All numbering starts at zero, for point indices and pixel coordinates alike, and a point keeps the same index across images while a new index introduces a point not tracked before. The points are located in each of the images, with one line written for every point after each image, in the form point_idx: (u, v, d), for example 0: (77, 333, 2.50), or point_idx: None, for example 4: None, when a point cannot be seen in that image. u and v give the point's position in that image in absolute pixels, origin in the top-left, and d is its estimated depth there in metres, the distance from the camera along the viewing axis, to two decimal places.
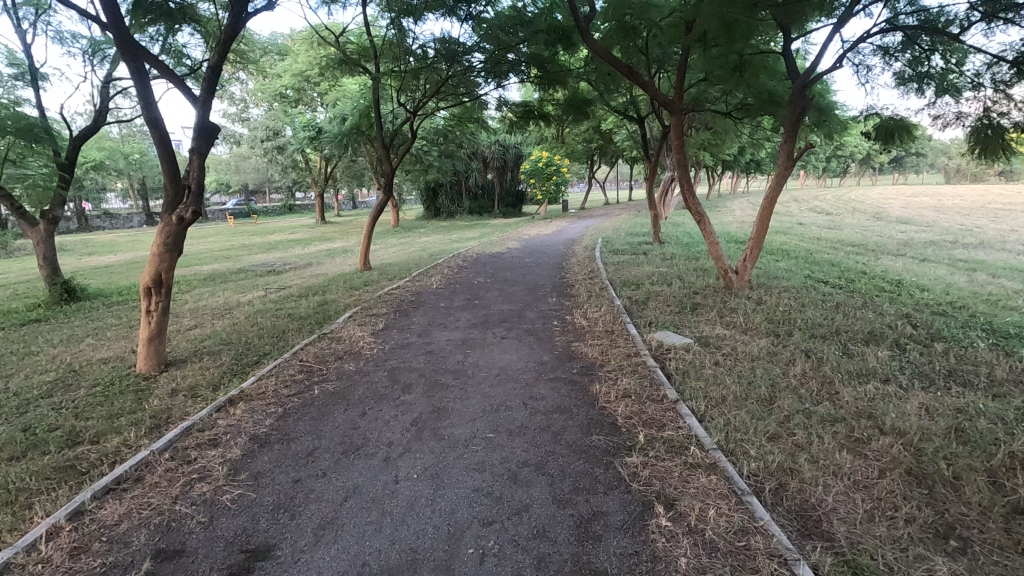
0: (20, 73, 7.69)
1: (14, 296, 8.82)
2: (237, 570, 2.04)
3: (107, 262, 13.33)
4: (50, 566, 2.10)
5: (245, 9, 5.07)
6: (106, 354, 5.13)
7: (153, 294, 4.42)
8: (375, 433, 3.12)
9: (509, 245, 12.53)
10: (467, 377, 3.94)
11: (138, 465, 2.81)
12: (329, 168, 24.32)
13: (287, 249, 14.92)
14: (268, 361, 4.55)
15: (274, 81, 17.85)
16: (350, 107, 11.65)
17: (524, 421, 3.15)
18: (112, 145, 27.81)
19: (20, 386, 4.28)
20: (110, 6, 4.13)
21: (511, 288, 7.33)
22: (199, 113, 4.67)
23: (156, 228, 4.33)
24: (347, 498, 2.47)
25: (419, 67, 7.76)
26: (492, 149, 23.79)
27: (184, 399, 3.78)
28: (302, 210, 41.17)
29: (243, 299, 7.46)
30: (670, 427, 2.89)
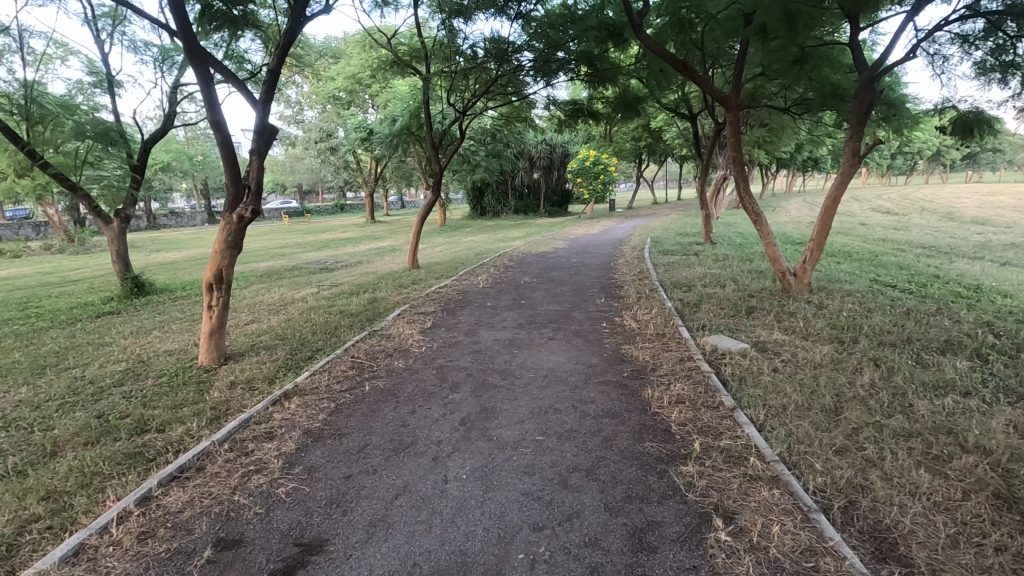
0: (98, 81, 8.20)
1: (90, 290, 9.38)
2: (292, 564, 2.07)
3: (173, 259, 14.02)
4: (120, 549, 2.20)
5: (304, 15, 5.23)
6: (171, 346, 5.40)
7: (214, 290, 4.61)
8: (425, 432, 3.13)
9: (555, 245, 12.44)
10: (516, 378, 3.91)
11: (200, 455, 2.93)
12: (379, 168, 24.87)
13: (339, 247, 15.32)
14: (321, 356, 4.67)
15: (328, 84, 18.37)
16: (400, 109, 11.84)
17: (574, 425, 3.09)
18: (179, 148, 29.50)
19: (95, 375, 4.55)
20: (180, 14, 4.34)
21: (557, 288, 7.27)
22: (260, 115, 4.84)
23: (219, 227, 4.51)
24: (397, 496, 2.48)
25: (468, 66, 7.78)
26: (539, 148, 23.84)
27: (242, 391, 3.93)
28: (353, 210, 42.44)
29: (297, 296, 7.69)
30: (728, 436, 2.77)
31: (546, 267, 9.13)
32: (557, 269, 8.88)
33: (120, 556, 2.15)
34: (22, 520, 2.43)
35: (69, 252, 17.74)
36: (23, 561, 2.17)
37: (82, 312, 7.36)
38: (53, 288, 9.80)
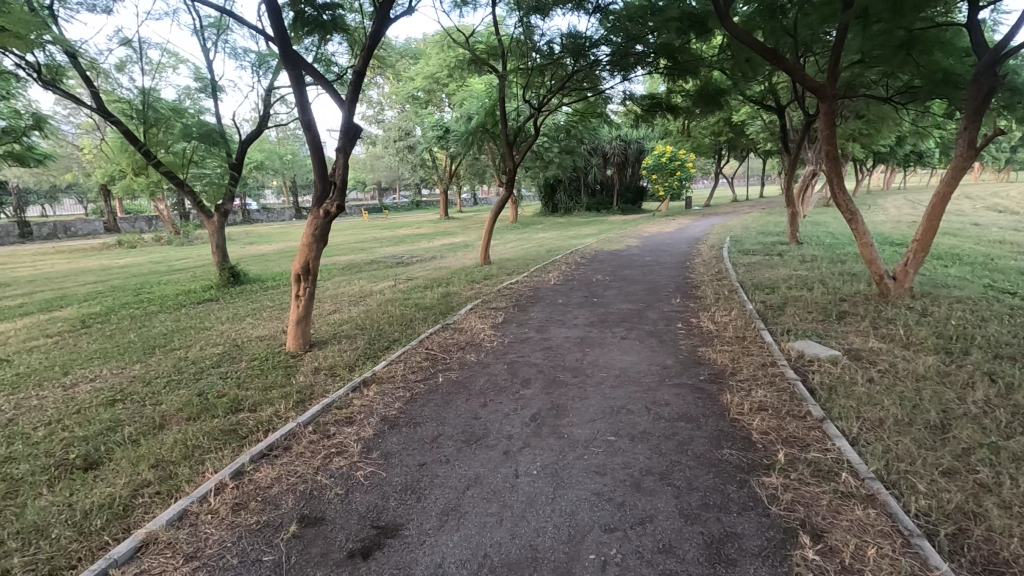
0: (203, 86, 8.91)
1: (193, 279, 10.23)
2: (369, 546, 2.15)
3: (265, 251, 15.03)
4: (217, 517, 2.38)
5: (388, 17, 5.41)
6: (262, 332, 5.78)
7: (301, 280, 4.88)
8: (496, 425, 3.16)
9: (629, 243, 12.18)
10: (587, 377, 3.86)
11: (287, 435, 3.12)
12: (454, 166, 25.43)
13: (414, 242, 15.79)
14: (397, 347, 4.84)
15: (407, 84, 18.96)
16: (476, 107, 12.03)
17: (647, 427, 3.00)
18: (271, 148, 31.53)
19: (197, 356, 4.95)
20: (277, 21, 4.62)
21: (630, 287, 7.12)
22: (346, 115, 5.06)
23: (307, 221, 4.77)
24: (469, 487, 2.52)
25: (544, 63, 7.76)
26: (613, 145, 23.59)
27: (324, 377, 4.14)
28: (428, 207, 43.60)
29: (375, 288, 8.00)
30: (816, 449, 2.59)
31: (618, 265, 8.97)
32: (630, 267, 8.69)
33: (217, 524, 2.32)
34: (136, 484, 2.69)
35: (176, 244, 19.48)
36: (136, 520, 2.40)
37: (186, 298, 8.04)
38: (162, 276, 10.80)
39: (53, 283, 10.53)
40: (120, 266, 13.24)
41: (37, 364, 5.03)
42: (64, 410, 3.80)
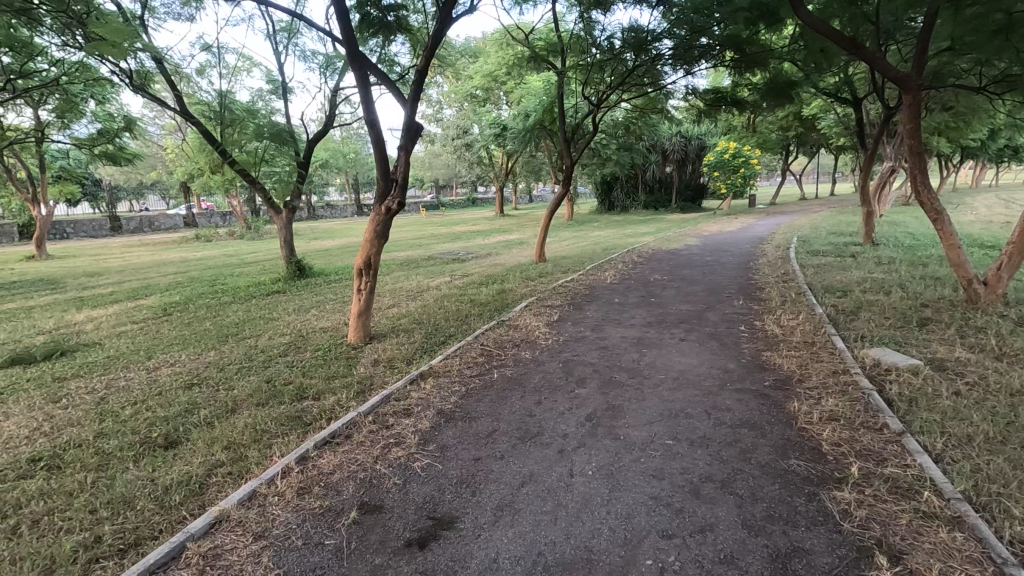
0: (275, 88, 9.35)
1: (263, 271, 10.78)
2: (425, 536, 2.19)
3: (328, 246, 15.66)
4: (283, 499, 2.49)
5: (450, 16, 5.49)
6: (325, 324, 6.02)
7: (363, 274, 5.03)
8: (550, 424, 3.14)
9: (688, 242, 11.84)
10: (644, 378, 3.78)
11: (348, 423, 3.23)
12: (510, 163, 25.55)
13: (470, 239, 16.00)
14: (453, 342, 4.92)
15: (466, 83, 19.20)
16: (534, 105, 12.04)
17: (707, 432, 2.90)
18: (336, 147, 32.80)
19: (265, 345, 5.21)
20: (345, 23, 4.77)
21: (690, 287, 6.92)
22: (408, 114, 5.17)
23: (369, 218, 4.91)
24: (523, 484, 2.52)
25: (604, 58, 7.67)
26: (673, 141, 23.05)
27: (383, 369, 4.26)
28: (484, 204, 44.06)
29: (431, 284, 8.16)
30: (893, 464, 2.43)
31: (678, 265, 8.74)
32: (689, 267, 8.44)
33: (284, 506, 2.43)
34: (211, 464, 2.86)
35: (248, 238, 20.62)
36: (210, 498, 2.55)
37: (257, 290, 8.49)
38: (235, 269, 11.46)
39: (139, 273, 11.38)
40: (198, 258, 14.15)
41: (125, 348, 5.45)
42: (148, 392, 4.09)
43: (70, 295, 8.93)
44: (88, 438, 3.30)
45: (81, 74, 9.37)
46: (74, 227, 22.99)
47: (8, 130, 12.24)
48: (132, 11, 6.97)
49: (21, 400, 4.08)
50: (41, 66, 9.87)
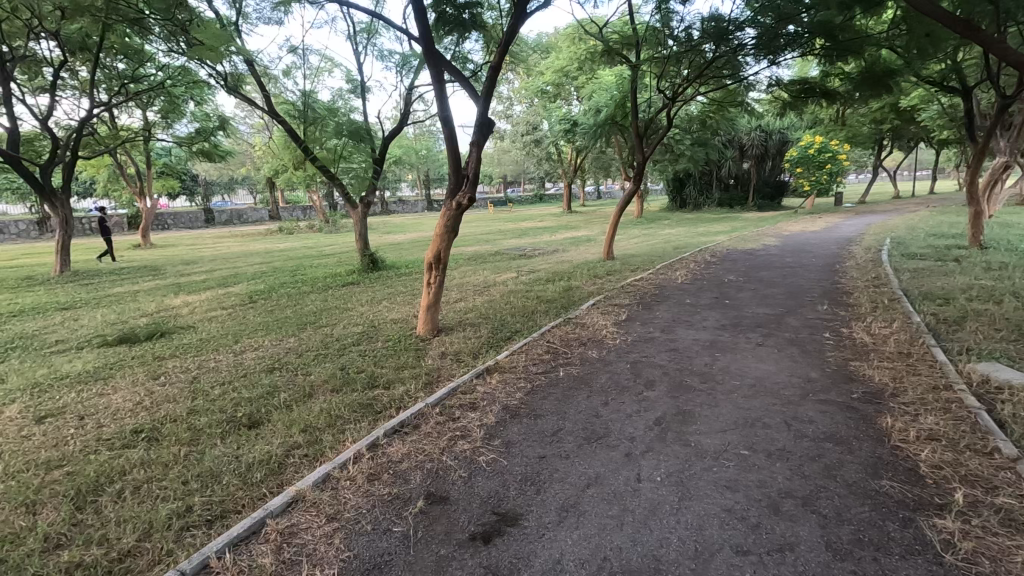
0: (353, 87, 9.72)
1: (338, 263, 11.27)
2: (489, 531, 2.20)
3: (400, 240, 16.14)
4: (354, 484, 2.57)
5: (525, 11, 5.48)
6: (396, 315, 6.20)
7: (433, 268, 5.12)
8: (617, 426, 3.07)
9: (766, 242, 11.24)
10: (717, 384, 3.61)
11: (416, 414, 3.31)
12: (579, 159, 25.28)
13: (537, 235, 16.00)
14: (519, 338, 4.92)
15: (536, 79, 19.17)
16: (606, 99, 11.82)
17: (787, 445, 2.73)
18: (409, 143, 33.75)
19: (340, 334, 5.44)
20: (422, 22, 4.87)
21: (768, 289, 6.56)
22: (481, 110, 5.21)
23: (441, 212, 4.99)
24: (589, 486, 2.47)
25: (681, 50, 7.40)
26: (752, 135, 21.98)
27: (451, 362, 4.33)
28: (551, 200, 43.94)
29: (498, 279, 8.23)
30: (1007, 494, 2.18)
31: (755, 266, 8.30)
32: (767, 268, 8.01)
33: (355, 490, 2.52)
34: (289, 445, 3.02)
35: (326, 231, 21.67)
36: (287, 478, 2.69)
37: (333, 281, 8.89)
38: (314, 260, 12.06)
39: (229, 262, 12.22)
40: (281, 250, 15.02)
41: (215, 332, 5.86)
42: (234, 373, 4.38)
43: (169, 281, 9.70)
44: (182, 414, 3.57)
45: (183, 78, 10.16)
46: (174, 219, 25.09)
47: (121, 131, 13.49)
48: (228, 18, 7.46)
49: (127, 376, 4.48)
50: (150, 71, 10.79)
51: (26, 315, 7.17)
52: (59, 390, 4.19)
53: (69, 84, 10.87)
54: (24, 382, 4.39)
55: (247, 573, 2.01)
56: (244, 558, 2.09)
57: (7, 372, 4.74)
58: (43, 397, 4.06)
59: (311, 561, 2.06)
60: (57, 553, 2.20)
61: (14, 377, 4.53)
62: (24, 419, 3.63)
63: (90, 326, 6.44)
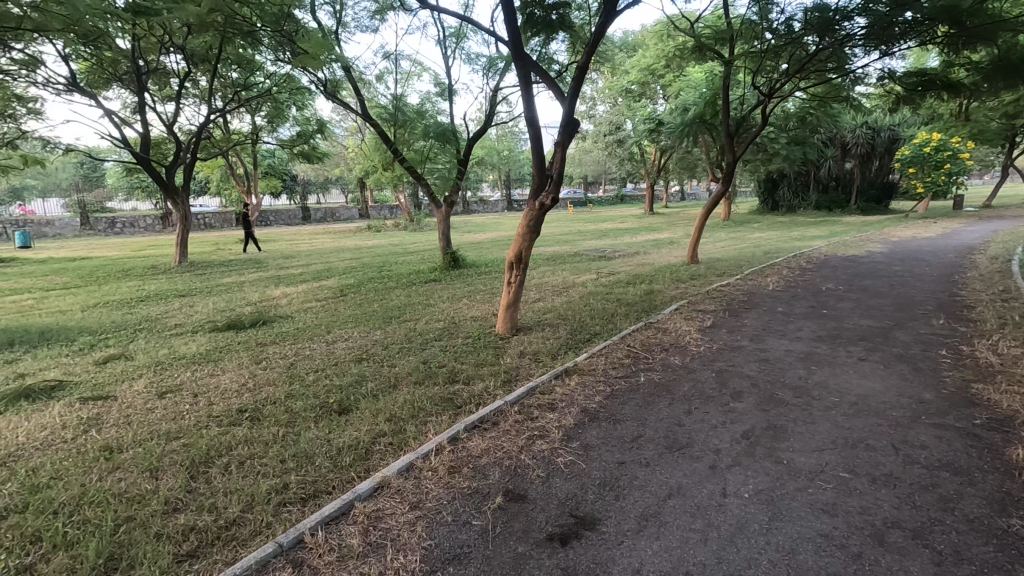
0: (441, 91, 10.03)
1: (421, 261, 11.66)
2: (567, 534, 2.18)
3: (480, 239, 16.48)
4: (435, 475, 2.65)
5: (615, 10, 5.39)
6: (475, 313, 6.31)
7: (514, 268, 5.17)
8: (701, 436, 2.95)
9: (870, 248, 10.34)
10: (814, 399, 3.37)
11: (495, 411, 3.36)
12: (663, 159, 24.55)
13: (617, 237, 15.74)
14: (598, 340, 4.86)
15: (621, 79, 18.83)
16: (694, 98, 11.42)
17: (895, 470, 2.50)
18: (492, 144, 34.31)
19: (423, 329, 5.62)
20: (512, 26, 4.93)
21: (872, 299, 6.04)
22: (567, 110, 5.19)
23: (523, 212, 5.03)
24: (670, 496, 2.40)
25: (780, 44, 6.97)
26: (856, 133, 20.33)
27: (529, 361, 4.36)
28: (633, 201, 43.02)
29: (578, 280, 8.16)
30: None
31: (857, 274, 7.66)
32: (871, 277, 7.37)
33: (436, 482, 2.59)
34: (375, 433, 3.16)
35: (411, 229, 22.53)
36: (374, 464, 2.82)
37: (416, 277, 9.21)
38: (399, 258, 12.58)
39: (322, 257, 13.00)
40: (369, 246, 15.79)
41: (310, 322, 6.26)
42: (327, 361, 4.66)
43: (270, 273, 10.48)
44: (281, 397, 3.84)
45: (287, 85, 10.93)
46: (275, 216, 27.11)
47: (232, 135, 14.73)
48: (329, 27, 7.94)
49: (233, 359, 4.89)
50: (259, 79, 11.71)
51: (150, 300, 8.00)
52: (177, 369, 4.64)
53: (191, 92, 12.02)
54: (149, 360, 4.91)
55: (337, 550, 2.12)
56: (335, 536, 2.21)
57: (135, 350, 5.32)
58: (165, 374, 4.52)
59: (395, 546, 2.14)
60: (175, 516, 2.44)
61: (141, 356, 5.08)
62: (149, 393, 4.06)
63: (202, 312, 7.08)
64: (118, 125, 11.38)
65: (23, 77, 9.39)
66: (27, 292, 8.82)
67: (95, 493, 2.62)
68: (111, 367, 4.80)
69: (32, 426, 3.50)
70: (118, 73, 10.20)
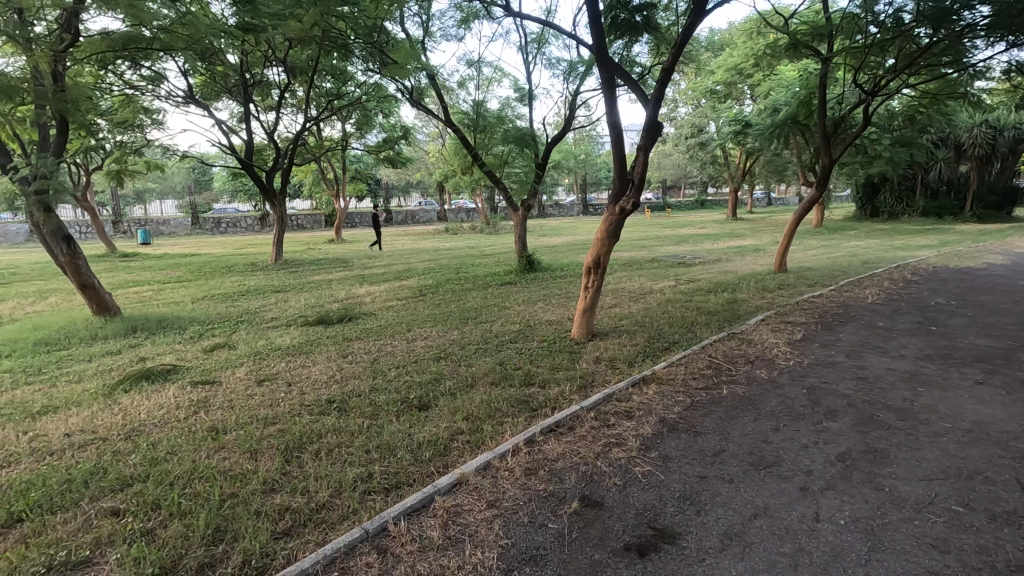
0: (521, 96, 10.14)
1: (497, 263, 11.85)
2: (644, 545, 2.13)
3: (555, 243, 16.54)
4: (511, 475, 2.69)
5: (704, 9, 5.21)
6: (550, 317, 6.34)
7: (591, 272, 5.11)
8: (791, 455, 2.79)
9: (988, 260, 9.34)
10: (920, 424, 3.08)
11: (571, 415, 3.35)
12: (749, 162, 23.45)
13: (697, 243, 15.20)
14: (677, 349, 4.73)
15: (705, 79, 18.19)
16: (785, 97, 10.82)
17: (1019, 508, 2.24)
18: (569, 148, 34.18)
19: (498, 331, 5.70)
20: (597, 30, 4.91)
21: (992, 317, 5.44)
22: (650, 114, 5.07)
23: (603, 216, 4.97)
24: (756, 516, 2.29)
25: (887, 38, 6.47)
26: (972, 133, 18.49)
27: (606, 367, 4.31)
28: (714, 206, 41.41)
29: (655, 287, 7.96)
30: None
31: (972, 288, 6.96)
32: (989, 292, 6.65)
33: (513, 481, 2.63)
34: (453, 430, 3.25)
35: (487, 232, 22.96)
36: (452, 460, 2.89)
37: (493, 280, 9.37)
38: (476, 260, 12.85)
39: (403, 258, 13.54)
40: (448, 248, 16.26)
41: (392, 320, 6.53)
42: (408, 359, 4.84)
43: (355, 272, 11.06)
44: (365, 390, 4.04)
45: (376, 93, 11.51)
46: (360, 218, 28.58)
47: (325, 142, 15.67)
48: (417, 37, 8.27)
49: (323, 352, 5.20)
50: (350, 89, 12.42)
51: (250, 294, 8.69)
52: (273, 359, 5.01)
53: (289, 102, 12.92)
54: (249, 350, 5.33)
55: (418, 541, 2.21)
56: (416, 527, 2.30)
57: (237, 340, 5.79)
58: (263, 364, 4.88)
59: (473, 542, 2.19)
60: (273, 496, 2.63)
61: (243, 346, 5.52)
62: (250, 380, 4.41)
63: (295, 307, 7.59)
64: (226, 133, 12.43)
65: (150, 91, 10.50)
66: (148, 284, 9.83)
67: (204, 469, 2.88)
68: (217, 355, 5.25)
69: (153, 404, 3.90)
70: (228, 85, 11.14)
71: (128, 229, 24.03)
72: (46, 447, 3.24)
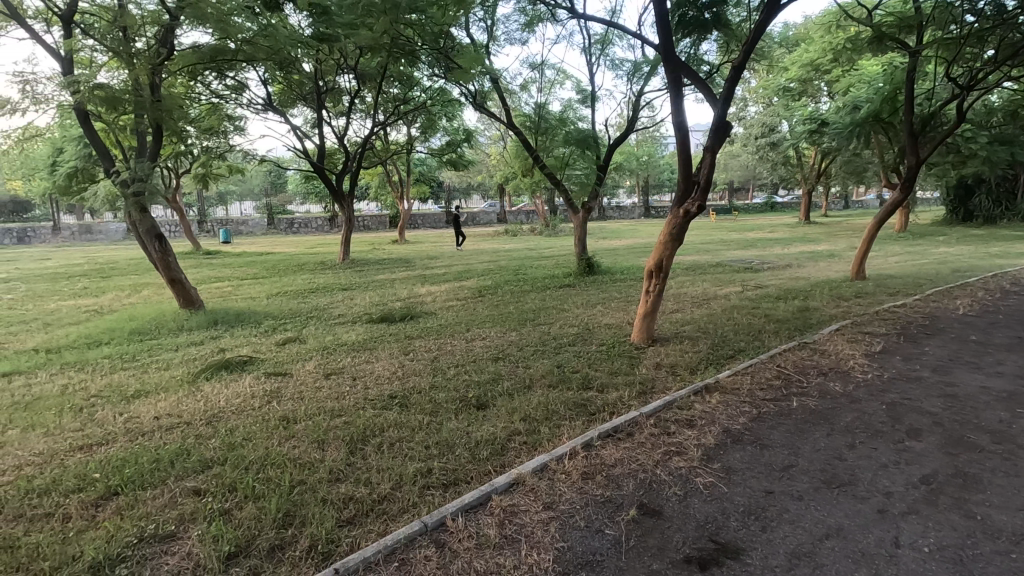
0: (584, 98, 10.07)
1: (556, 266, 11.84)
2: (705, 559, 2.07)
3: (615, 245, 16.30)
4: (568, 478, 2.67)
5: (779, 4, 5.00)
6: (610, 320, 6.25)
7: (653, 277, 5.00)
8: (868, 475, 2.62)
9: None
10: (1019, 448, 2.81)
11: (630, 421, 3.29)
12: (825, 162, 22.20)
13: (766, 247, 14.55)
14: (743, 357, 4.55)
15: (778, 77, 17.42)
16: (867, 94, 10.18)
17: None
18: (631, 149, 33.62)
19: (557, 333, 5.70)
20: (664, 30, 4.82)
21: None
22: (719, 113, 4.92)
23: (666, 219, 4.86)
24: (828, 536, 2.16)
25: (987, 27, 5.97)
26: None
27: (667, 374, 4.21)
28: (784, 209, 39.57)
29: (720, 292, 7.70)
30: None
31: None
32: None
33: (570, 485, 2.61)
34: (510, 430, 3.28)
35: (546, 234, 22.97)
36: (509, 460, 2.91)
37: (551, 282, 9.37)
38: (535, 262, 12.89)
39: (463, 259, 13.76)
40: (506, 250, 16.40)
41: (452, 319, 6.66)
42: (467, 358, 4.91)
43: (418, 272, 11.36)
44: (425, 388, 4.13)
45: (440, 97, 11.77)
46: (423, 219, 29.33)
47: (391, 145, 16.22)
48: (482, 42, 8.41)
49: (386, 349, 5.37)
50: (416, 94, 12.78)
51: (319, 291, 9.12)
52: (339, 354, 5.23)
53: (359, 108, 13.46)
54: (318, 344, 5.59)
55: (474, 538, 2.24)
56: (473, 524, 2.33)
57: (307, 335, 6.08)
58: (330, 358, 5.10)
59: (529, 542, 2.20)
60: (337, 485, 2.74)
61: (312, 340, 5.79)
62: (318, 373, 4.62)
63: (361, 305, 7.88)
64: (301, 138, 13.10)
65: (233, 99, 11.24)
66: (228, 280, 10.50)
67: (276, 456, 3.05)
68: (288, 348, 5.54)
69: (231, 393, 4.16)
70: (303, 92, 11.74)
71: (211, 228, 25.78)
72: (138, 428, 3.53)
